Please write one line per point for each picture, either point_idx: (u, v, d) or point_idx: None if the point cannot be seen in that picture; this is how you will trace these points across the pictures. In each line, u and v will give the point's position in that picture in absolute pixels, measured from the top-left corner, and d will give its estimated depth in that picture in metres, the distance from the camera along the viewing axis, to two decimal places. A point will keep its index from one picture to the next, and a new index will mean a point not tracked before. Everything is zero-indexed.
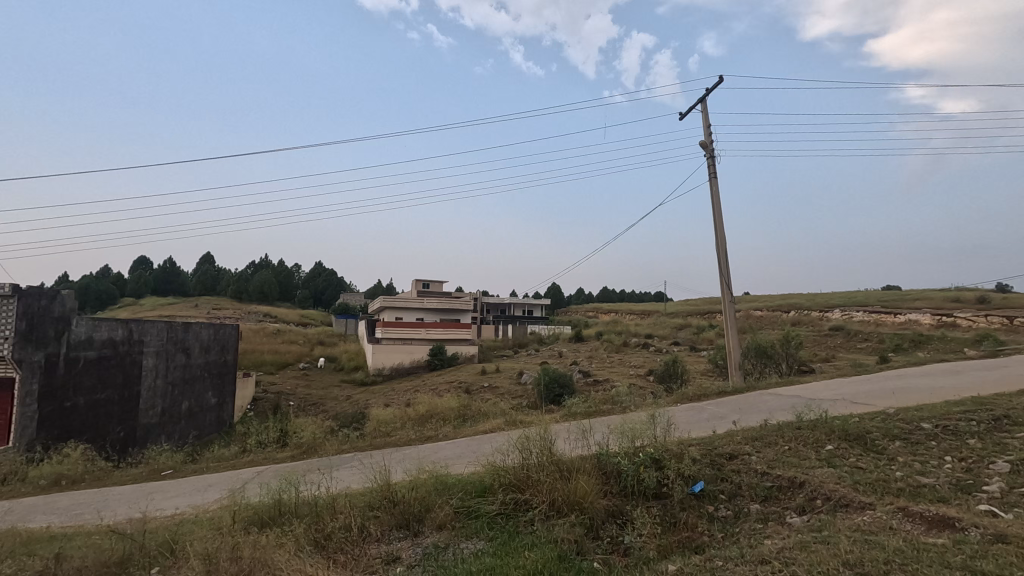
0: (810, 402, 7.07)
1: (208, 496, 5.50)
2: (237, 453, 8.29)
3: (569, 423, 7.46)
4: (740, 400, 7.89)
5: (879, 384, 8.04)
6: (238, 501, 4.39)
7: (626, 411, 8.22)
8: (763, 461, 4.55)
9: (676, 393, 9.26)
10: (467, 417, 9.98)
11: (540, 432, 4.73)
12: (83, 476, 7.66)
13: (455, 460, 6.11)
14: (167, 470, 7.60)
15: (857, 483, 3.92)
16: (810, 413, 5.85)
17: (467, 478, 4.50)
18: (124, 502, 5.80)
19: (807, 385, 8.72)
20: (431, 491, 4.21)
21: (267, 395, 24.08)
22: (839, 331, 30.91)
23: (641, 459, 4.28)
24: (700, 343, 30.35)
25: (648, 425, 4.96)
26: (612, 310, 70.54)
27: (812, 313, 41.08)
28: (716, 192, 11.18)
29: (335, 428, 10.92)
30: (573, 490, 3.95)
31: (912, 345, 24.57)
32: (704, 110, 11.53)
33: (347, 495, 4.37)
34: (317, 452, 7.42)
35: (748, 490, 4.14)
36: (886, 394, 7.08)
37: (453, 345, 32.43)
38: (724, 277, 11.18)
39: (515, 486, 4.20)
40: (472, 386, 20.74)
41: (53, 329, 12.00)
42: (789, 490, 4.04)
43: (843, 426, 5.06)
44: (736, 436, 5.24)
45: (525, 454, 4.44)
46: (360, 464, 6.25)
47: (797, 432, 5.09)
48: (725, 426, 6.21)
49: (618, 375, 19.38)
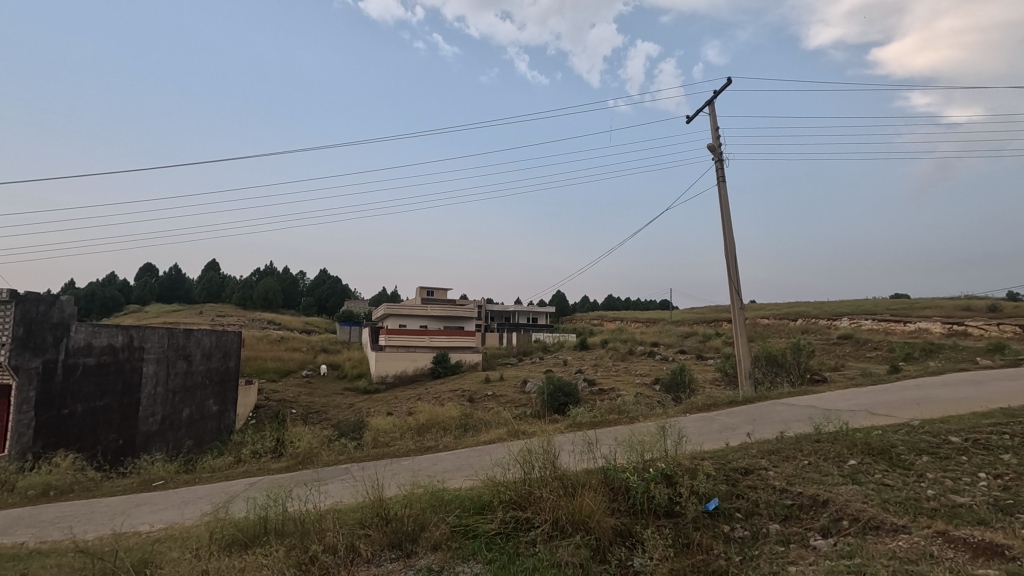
0: (827, 413, 6.74)
1: (193, 512, 5.23)
2: (232, 463, 8.03)
3: (574, 434, 7.18)
4: (752, 411, 7.57)
5: (899, 394, 7.69)
6: (222, 518, 4.12)
7: (632, 421, 7.93)
8: (781, 477, 4.25)
9: (685, 403, 8.96)
10: (469, 427, 9.68)
11: (542, 445, 4.44)
12: (72, 487, 7.42)
13: (453, 473, 5.85)
14: (157, 481, 7.36)
15: (885, 502, 3.64)
16: (829, 424, 5.56)
17: (465, 494, 4.23)
18: (107, 517, 5.52)
19: (821, 395, 8.38)
20: (427, 508, 3.93)
21: (269, 403, 23.85)
22: (848, 340, 30.38)
23: (651, 475, 3.97)
24: (707, 351, 29.94)
25: (659, 436, 4.64)
26: (617, 317, 70.09)
27: (820, 321, 40.62)
28: (725, 196, 10.92)
29: (334, 437, 10.70)
30: (578, 507, 3.67)
31: (923, 354, 24.11)
32: (712, 114, 11.26)
33: (336, 511, 4.10)
34: (312, 463, 7.15)
35: (766, 508, 3.84)
36: (908, 405, 6.74)
37: (456, 353, 32.14)
38: (733, 284, 10.88)
39: (515, 503, 3.92)
40: (475, 394, 20.46)
41: (52, 335, 11.84)
42: (812, 509, 3.75)
43: (866, 439, 4.76)
44: (751, 449, 4.93)
45: (527, 468, 4.16)
46: (351, 477, 5.96)
47: (815, 445, 4.80)
48: (738, 438, 5.90)
49: (624, 384, 19.06)
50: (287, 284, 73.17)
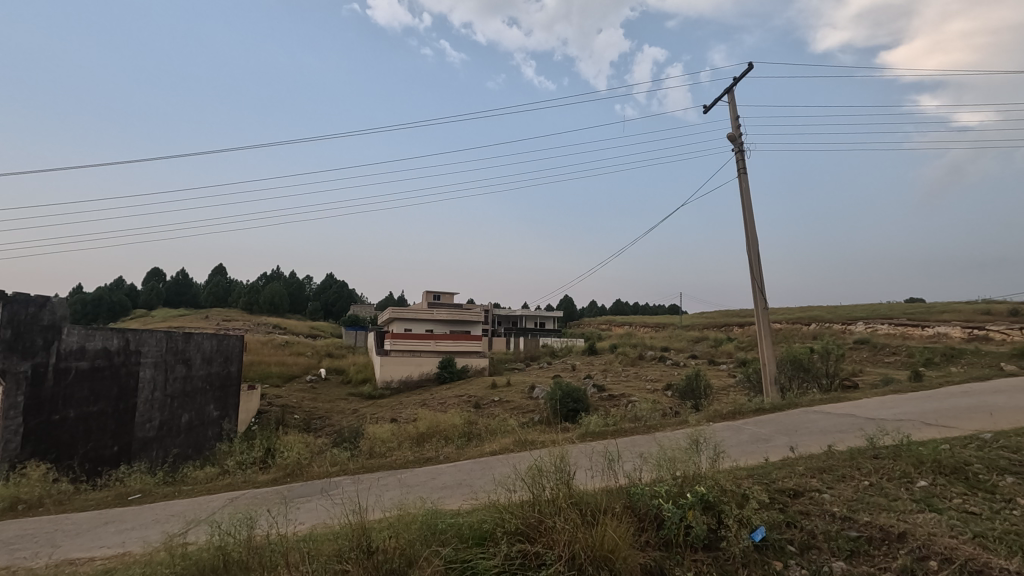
0: (873, 424, 6.01)
1: (154, 537, 4.60)
2: (217, 475, 7.41)
3: (589, 447, 6.53)
4: (785, 420, 6.86)
5: (949, 401, 6.97)
6: (179, 547, 3.48)
7: (652, 431, 7.26)
8: (841, 502, 3.56)
9: (708, 411, 8.24)
10: (472, 436, 9.04)
11: (555, 461, 3.77)
12: (42, 501, 6.81)
13: (451, 493, 5.21)
14: (134, 494, 6.76)
15: (980, 537, 2.97)
16: (885, 437, 4.85)
17: (462, 521, 3.56)
18: (62, 541, 4.90)
19: (859, 403, 7.61)
20: (418, 539, 3.27)
21: (271, 408, 23.34)
22: (865, 345, 29.29)
23: (688, 501, 3.28)
24: (719, 356, 29.10)
25: (690, 450, 3.94)
26: (625, 322, 68.98)
27: (834, 326, 39.68)
28: (746, 189, 10.23)
29: (329, 446, 10.07)
30: (598, 540, 3.00)
31: (945, 359, 23.14)
32: (731, 102, 10.60)
33: (312, 542, 3.47)
34: (300, 476, 6.53)
35: (827, 541, 3.15)
36: (965, 414, 5.99)
37: (462, 358, 31.51)
38: (756, 283, 10.19)
39: (522, 534, 3.25)
40: (481, 400, 19.81)
41: (42, 338, 11.37)
42: (885, 545, 3.06)
43: (935, 456, 4.06)
44: (797, 466, 4.23)
45: (536, 489, 3.51)
46: (334, 498, 5.30)
47: (873, 462, 4.10)
48: (779, 452, 5.20)
49: (634, 390, 18.31)
50: (294, 289, 73.12)
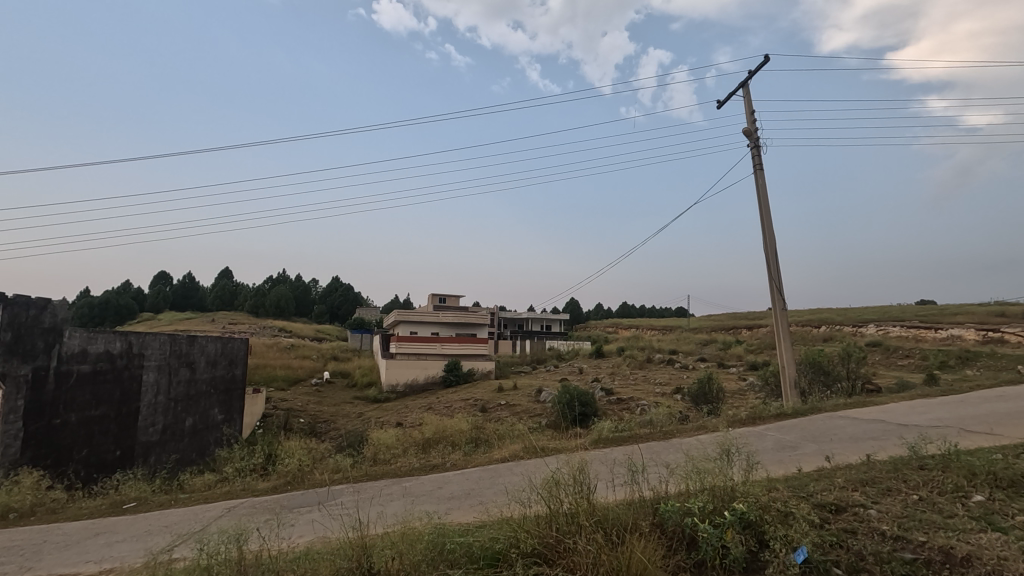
0: (908, 430, 5.65)
1: (142, 553, 4.30)
2: (215, 483, 7.13)
3: (604, 456, 6.19)
4: (811, 426, 6.50)
5: (984, 407, 6.60)
6: (164, 565, 3.19)
7: (669, 438, 6.92)
8: (889, 518, 3.22)
9: (727, 416, 7.86)
10: (480, 442, 8.72)
11: (574, 471, 3.45)
12: (34, 510, 6.55)
13: (459, 505, 4.92)
14: (129, 503, 6.50)
15: None
16: (928, 446, 4.50)
17: (472, 539, 3.22)
18: (43, 554, 4.60)
19: (887, 408, 7.22)
20: (424, 559, 2.96)
21: (275, 412, 23.12)
22: (878, 348, 28.75)
23: (725, 520, 2.97)
24: (728, 359, 28.64)
25: (721, 459, 3.60)
26: (631, 325, 68.61)
27: (845, 330, 39.06)
28: (762, 186, 9.90)
29: (332, 452, 9.78)
30: (626, 562, 2.68)
31: (959, 363, 22.60)
32: (746, 96, 10.29)
33: (310, 562, 3.18)
34: (301, 484, 6.25)
35: (879, 564, 2.79)
36: (1007, 420, 5.59)
37: (468, 361, 31.20)
38: (774, 283, 9.84)
39: (537, 556, 2.93)
40: (487, 404, 19.52)
41: (43, 341, 11.16)
42: (948, 569, 2.71)
43: (990, 467, 3.69)
44: (835, 478, 3.88)
45: (553, 502, 3.19)
46: (334, 509, 5.01)
47: (920, 474, 3.75)
48: (810, 462, 4.85)
49: (644, 394, 17.91)
50: (300, 292, 73.21)
